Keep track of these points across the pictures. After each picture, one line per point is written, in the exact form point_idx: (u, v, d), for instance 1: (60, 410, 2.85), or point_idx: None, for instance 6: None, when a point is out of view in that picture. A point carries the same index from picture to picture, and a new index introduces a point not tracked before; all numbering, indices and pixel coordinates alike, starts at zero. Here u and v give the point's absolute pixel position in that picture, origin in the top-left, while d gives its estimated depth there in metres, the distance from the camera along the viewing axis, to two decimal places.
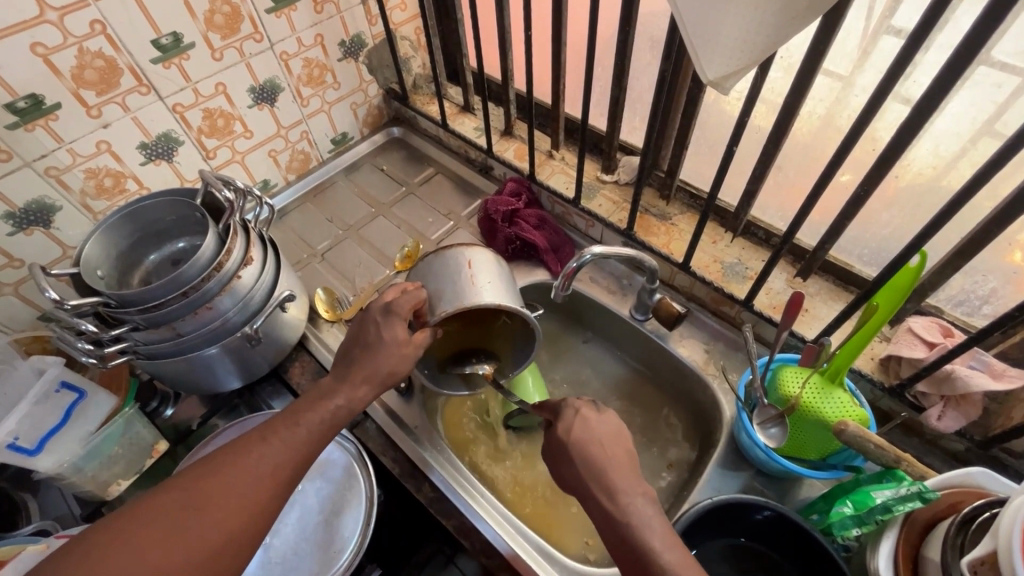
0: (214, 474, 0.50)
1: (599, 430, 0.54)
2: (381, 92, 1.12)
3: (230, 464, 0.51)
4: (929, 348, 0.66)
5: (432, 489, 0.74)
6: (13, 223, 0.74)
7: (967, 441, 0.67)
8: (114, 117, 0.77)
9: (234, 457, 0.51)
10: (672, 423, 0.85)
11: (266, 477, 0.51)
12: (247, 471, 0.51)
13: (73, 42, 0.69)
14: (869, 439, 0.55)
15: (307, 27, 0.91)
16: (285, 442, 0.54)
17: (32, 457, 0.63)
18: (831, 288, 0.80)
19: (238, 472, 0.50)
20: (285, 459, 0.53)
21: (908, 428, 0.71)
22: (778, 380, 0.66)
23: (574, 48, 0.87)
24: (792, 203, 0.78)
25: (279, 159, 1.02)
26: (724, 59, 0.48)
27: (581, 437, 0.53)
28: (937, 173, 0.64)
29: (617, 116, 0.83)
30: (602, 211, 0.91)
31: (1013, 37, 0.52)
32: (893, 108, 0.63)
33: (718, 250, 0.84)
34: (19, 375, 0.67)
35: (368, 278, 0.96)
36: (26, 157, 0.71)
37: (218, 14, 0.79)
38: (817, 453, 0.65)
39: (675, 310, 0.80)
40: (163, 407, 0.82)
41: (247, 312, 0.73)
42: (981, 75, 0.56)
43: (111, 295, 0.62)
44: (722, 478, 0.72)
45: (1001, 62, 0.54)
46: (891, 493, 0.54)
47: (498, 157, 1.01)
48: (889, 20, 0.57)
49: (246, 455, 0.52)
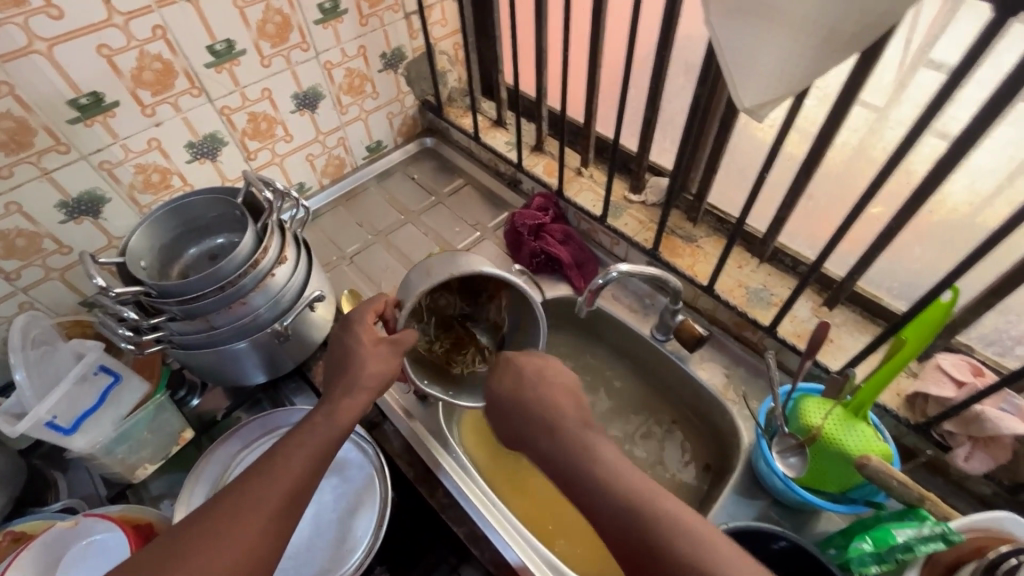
0: (204, 548, 0.47)
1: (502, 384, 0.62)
2: (417, 103, 1.15)
3: (211, 546, 0.47)
4: (957, 387, 0.64)
5: (445, 495, 0.74)
6: (66, 211, 0.78)
7: (995, 484, 0.65)
8: (166, 117, 0.81)
9: (239, 504, 0.50)
10: (667, 424, 0.87)
11: (265, 519, 0.49)
12: (252, 505, 0.50)
13: (135, 45, 0.73)
14: (891, 475, 0.54)
15: (351, 38, 0.94)
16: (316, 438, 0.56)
17: (67, 436, 0.65)
18: (859, 320, 0.78)
19: (261, 482, 0.52)
20: (290, 477, 0.53)
21: (933, 468, 0.69)
22: (799, 411, 0.65)
23: (608, 71, 0.89)
24: (821, 233, 0.78)
25: (316, 163, 1.05)
26: (761, 90, 0.49)
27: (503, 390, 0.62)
28: (973, 209, 0.63)
29: (649, 136, 0.84)
30: (628, 230, 0.91)
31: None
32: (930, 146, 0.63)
33: (744, 275, 0.84)
34: (58, 356, 0.70)
35: (393, 282, 0.98)
36: (83, 151, 0.75)
37: (269, 24, 0.83)
38: (837, 487, 0.63)
39: (698, 333, 0.80)
40: (190, 397, 0.84)
41: (279, 309, 0.76)
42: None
43: (152, 286, 0.65)
44: (738, 506, 0.71)
45: None
46: (913, 532, 0.53)
47: (528, 171, 1.03)
48: (928, 52, 0.57)
49: (283, 455, 0.54)
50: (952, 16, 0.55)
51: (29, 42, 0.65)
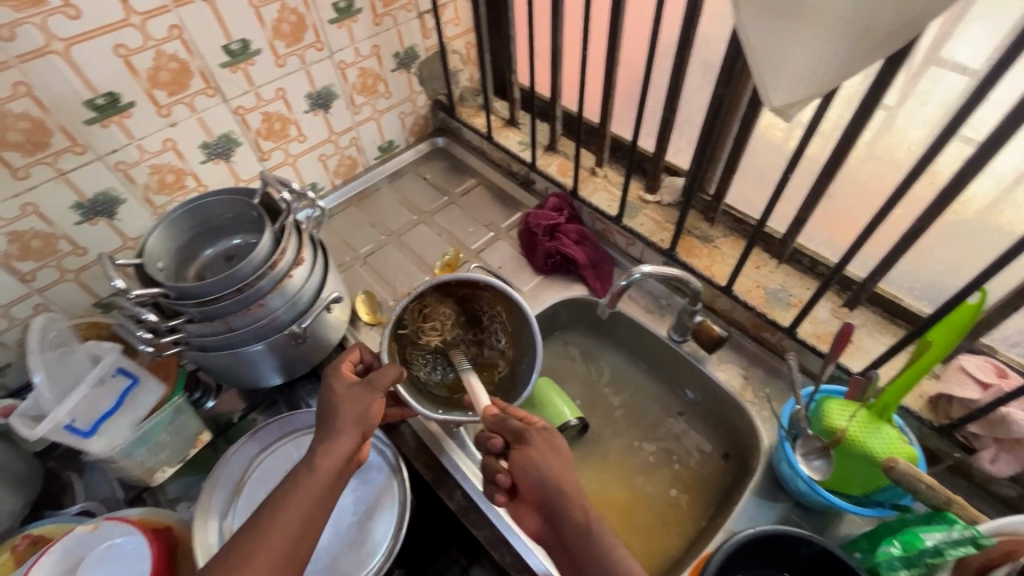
0: None
1: (560, 445, 0.59)
2: (429, 103, 1.14)
3: None
4: (982, 389, 0.64)
5: (464, 498, 0.73)
6: (81, 212, 0.78)
7: (1020, 486, 0.64)
8: (182, 117, 0.80)
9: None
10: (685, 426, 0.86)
11: None
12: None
13: (151, 45, 0.72)
14: (919, 479, 0.54)
15: (365, 38, 0.94)
16: (318, 479, 0.57)
17: (86, 439, 0.65)
18: (880, 320, 0.77)
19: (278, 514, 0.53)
20: (281, 536, 0.53)
21: (957, 470, 0.69)
22: (823, 412, 0.65)
23: (625, 71, 0.89)
24: (841, 234, 0.78)
25: (328, 163, 1.05)
26: (790, 88, 0.48)
27: (567, 454, 0.59)
28: (985, 214, 0.64)
29: (666, 137, 0.84)
30: (644, 230, 0.91)
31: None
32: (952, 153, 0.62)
33: (761, 276, 0.84)
34: (74, 358, 0.70)
35: (408, 283, 0.97)
36: (98, 152, 0.75)
37: (284, 23, 0.83)
38: (862, 490, 0.62)
39: (717, 334, 0.79)
40: (205, 398, 0.84)
41: (296, 311, 0.76)
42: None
43: (171, 288, 0.65)
44: (759, 509, 0.70)
45: None
46: (942, 536, 0.53)
47: (542, 171, 1.03)
48: (942, 52, 0.58)
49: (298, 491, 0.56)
50: (965, 16, 0.55)
51: (47, 42, 0.65)
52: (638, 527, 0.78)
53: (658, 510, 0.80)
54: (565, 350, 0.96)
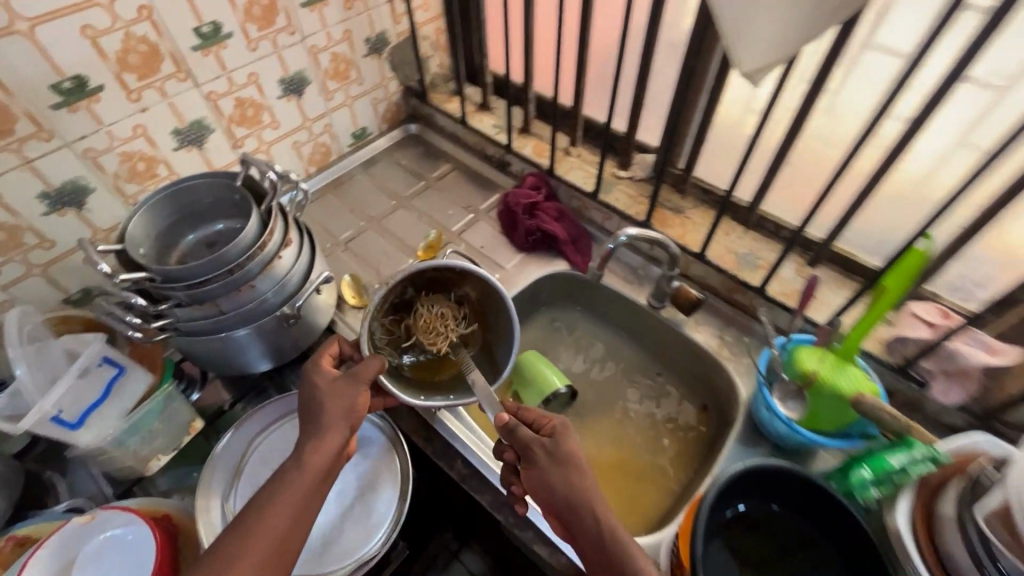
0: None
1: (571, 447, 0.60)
2: (401, 89, 1.14)
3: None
4: (929, 329, 0.70)
5: (464, 466, 0.75)
6: (48, 202, 0.75)
7: (967, 414, 0.71)
8: (152, 102, 0.78)
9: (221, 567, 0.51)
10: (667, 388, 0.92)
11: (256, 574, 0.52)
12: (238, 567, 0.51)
13: (120, 26, 0.70)
14: (883, 411, 0.60)
15: (337, 22, 0.94)
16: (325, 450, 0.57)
17: (73, 431, 0.63)
18: (837, 277, 0.84)
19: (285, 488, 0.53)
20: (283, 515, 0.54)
21: (913, 405, 0.76)
22: (795, 358, 0.69)
23: (595, 52, 0.92)
24: (801, 199, 0.84)
25: (302, 150, 1.04)
26: (758, 53, 0.53)
27: (580, 463, 0.59)
28: (918, 185, 0.70)
29: (638, 113, 0.88)
30: (620, 204, 0.95)
31: (991, 59, 0.58)
32: (889, 124, 0.69)
33: (731, 242, 0.89)
34: (50, 354, 0.66)
35: (391, 266, 0.98)
36: (66, 138, 0.72)
37: (255, 6, 0.82)
38: (834, 425, 0.68)
39: (694, 297, 0.83)
40: (190, 390, 0.82)
41: (285, 294, 0.75)
42: (965, 95, 0.61)
43: (157, 271, 0.64)
44: (742, 455, 0.75)
45: (981, 82, 0.60)
46: (905, 457, 0.59)
47: (517, 153, 1.05)
48: (873, 40, 0.64)
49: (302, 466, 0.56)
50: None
51: (11, 22, 0.62)
52: (627, 484, 0.83)
53: (646, 466, 0.85)
54: (551, 325, 1.00)
